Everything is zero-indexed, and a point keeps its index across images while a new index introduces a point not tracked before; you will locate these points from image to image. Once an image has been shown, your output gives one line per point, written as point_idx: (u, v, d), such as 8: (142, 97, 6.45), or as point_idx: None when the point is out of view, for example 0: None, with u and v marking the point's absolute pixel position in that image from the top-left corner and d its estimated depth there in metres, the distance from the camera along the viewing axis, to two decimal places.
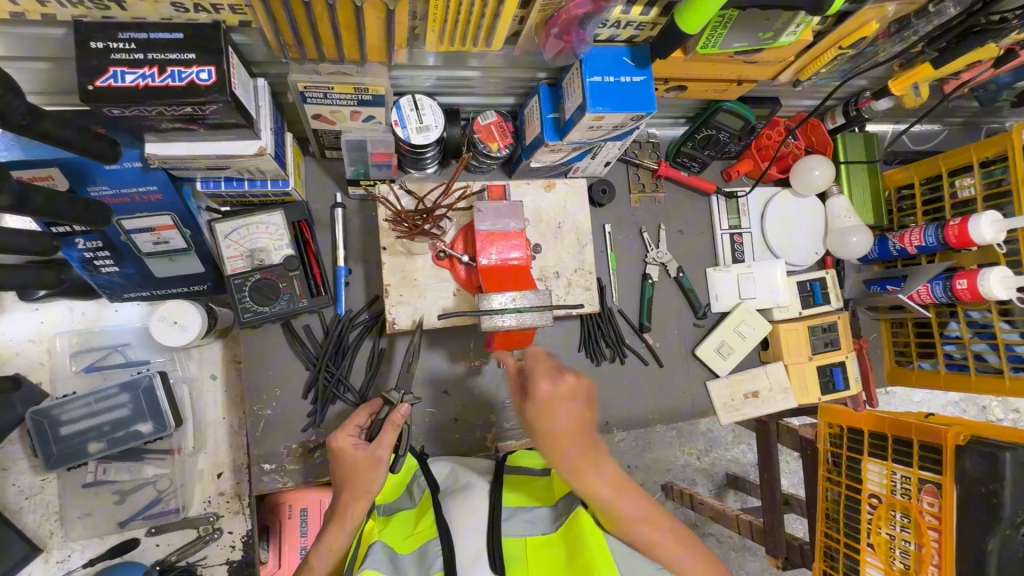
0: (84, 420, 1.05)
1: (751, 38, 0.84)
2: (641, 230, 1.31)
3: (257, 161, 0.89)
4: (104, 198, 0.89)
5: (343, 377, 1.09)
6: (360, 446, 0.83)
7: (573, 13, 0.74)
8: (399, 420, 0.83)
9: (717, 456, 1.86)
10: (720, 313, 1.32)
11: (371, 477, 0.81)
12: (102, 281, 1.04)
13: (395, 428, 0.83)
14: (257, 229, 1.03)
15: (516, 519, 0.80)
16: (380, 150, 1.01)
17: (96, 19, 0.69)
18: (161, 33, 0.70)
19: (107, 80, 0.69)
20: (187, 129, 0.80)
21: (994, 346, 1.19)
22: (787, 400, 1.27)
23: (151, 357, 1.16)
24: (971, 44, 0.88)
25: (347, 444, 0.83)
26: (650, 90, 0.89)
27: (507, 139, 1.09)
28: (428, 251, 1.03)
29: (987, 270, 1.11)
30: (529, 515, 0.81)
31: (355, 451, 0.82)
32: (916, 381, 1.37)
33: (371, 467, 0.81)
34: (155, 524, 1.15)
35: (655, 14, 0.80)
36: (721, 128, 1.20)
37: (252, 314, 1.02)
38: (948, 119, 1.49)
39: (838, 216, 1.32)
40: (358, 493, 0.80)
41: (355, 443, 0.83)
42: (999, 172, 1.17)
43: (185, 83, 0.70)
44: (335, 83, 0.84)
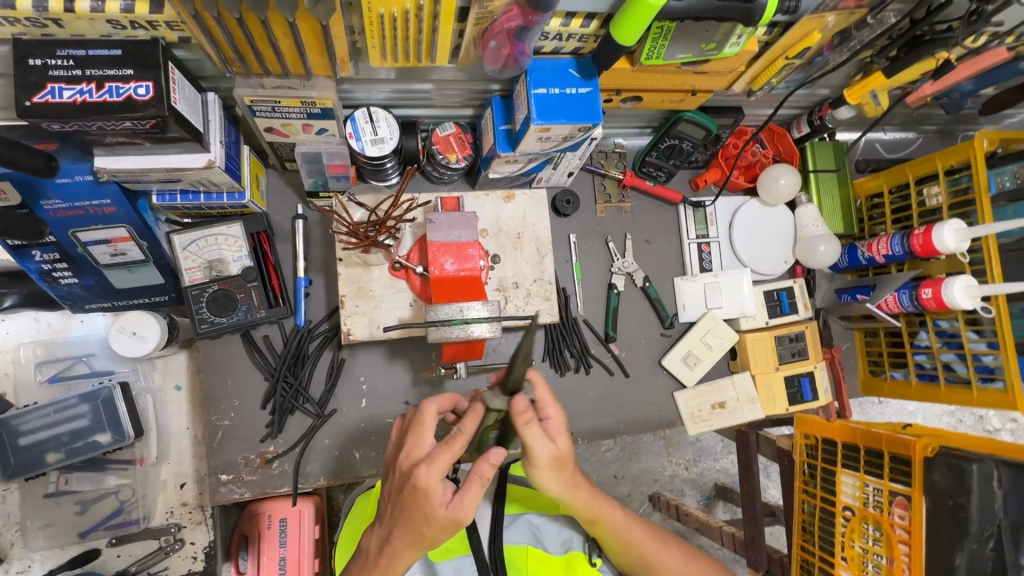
0: (42, 430, 1.06)
1: (694, 48, 0.84)
2: (607, 239, 1.31)
3: (207, 174, 0.90)
4: (58, 211, 0.90)
5: (302, 387, 1.10)
6: (445, 496, 0.69)
7: (505, 27, 0.75)
8: (485, 475, 0.68)
9: (705, 466, 1.83)
10: (688, 322, 1.32)
11: (439, 532, 0.70)
12: (62, 292, 1.05)
13: (481, 483, 0.69)
14: (216, 241, 1.04)
15: (518, 527, 0.90)
16: (336, 162, 1.03)
17: (34, 37, 0.70)
18: (100, 49, 0.71)
19: (45, 96, 0.70)
20: (133, 143, 0.81)
21: (962, 356, 1.17)
22: (754, 411, 1.26)
23: (115, 367, 1.17)
24: (918, 54, 0.89)
25: (434, 496, 0.68)
26: (596, 101, 0.89)
27: (466, 150, 1.09)
28: (384, 262, 1.03)
29: (952, 279, 1.10)
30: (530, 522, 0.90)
31: (439, 509, 0.68)
32: (888, 392, 1.35)
33: (450, 508, 0.68)
34: (117, 534, 1.15)
35: (596, 27, 0.81)
36: (683, 138, 1.20)
37: (208, 325, 1.03)
38: (922, 127, 1.48)
39: (806, 225, 1.31)
40: (420, 542, 0.71)
41: (443, 492, 0.68)
42: (964, 180, 1.16)
43: (123, 99, 0.71)
44: (282, 97, 0.85)
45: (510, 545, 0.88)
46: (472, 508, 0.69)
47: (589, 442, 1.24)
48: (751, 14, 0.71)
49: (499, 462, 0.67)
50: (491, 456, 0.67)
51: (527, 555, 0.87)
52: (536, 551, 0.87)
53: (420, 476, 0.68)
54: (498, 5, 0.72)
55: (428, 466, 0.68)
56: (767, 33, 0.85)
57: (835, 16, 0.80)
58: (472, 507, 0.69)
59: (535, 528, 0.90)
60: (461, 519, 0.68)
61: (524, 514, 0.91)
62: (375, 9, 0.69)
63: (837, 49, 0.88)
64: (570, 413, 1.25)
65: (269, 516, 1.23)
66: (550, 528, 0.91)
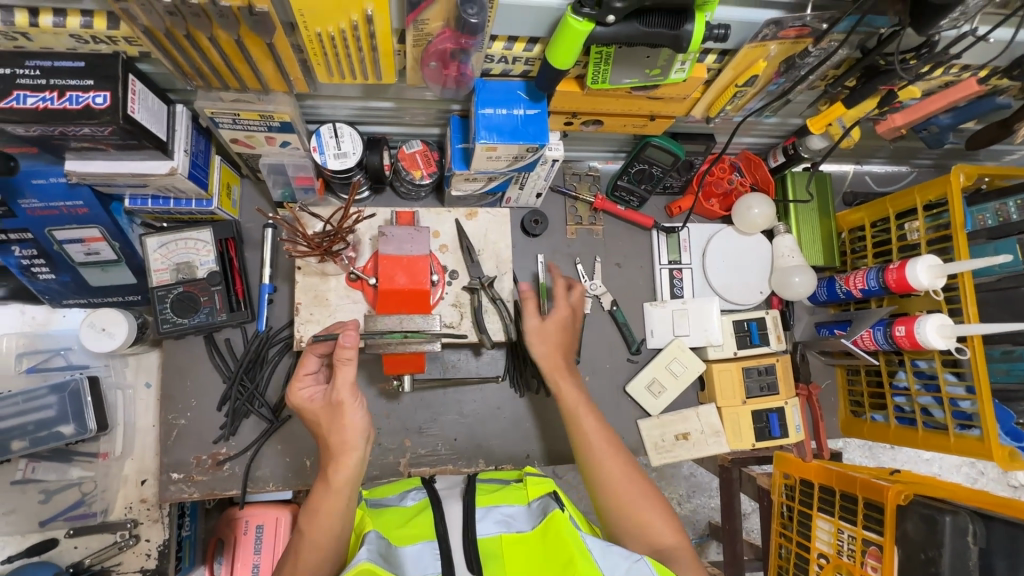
0: (12, 418, 1.12)
1: (639, 74, 0.84)
2: (575, 261, 1.31)
3: (172, 180, 0.95)
4: (34, 210, 0.96)
5: (258, 391, 1.12)
6: (318, 397, 0.88)
7: (442, 48, 0.78)
8: (349, 355, 0.84)
9: (699, 503, 1.75)
10: (656, 349, 1.29)
11: (332, 426, 0.84)
12: (41, 287, 1.12)
13: (348, 365, 0.84)
14: (186, 245, 1.09)
15: (488, 519, 0.82)
16: (302, 174, 1.08)
17: (8, 49, 0.76)
18: (64, 61, 0.77)
19: (10, 102, 0.75)
20: (97, 148, 0.86)
21: (939, 400, 1.11)
22: (719, 444, 1.23)
23: (89, 362, 1.21)
24: (874, 84, 0.87)
25: (304, 397, 0.88)
26: (544, 123, 0.90)
27: (431, 167, 1.12)
28: (340, 272, 1.05)
29: (925, 317, 1.05)
30: (502, 513, 0.83)
31: (314, 402, 0.87)
32: (868, 434, 1.29)
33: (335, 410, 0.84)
34: (76, 525, 1.18)
35: (539, 50, 0.82)
36: (652, 163, 1.20)
37: (171, 325, 1.08)
38: (915, 160, 1.43)
39: (782, 255, 1.28)
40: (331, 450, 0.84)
41: (313, 395, 0.88)
42: (944, 216, 1.11)
43: (81, 107, 0.76)
44: (240, 110, 0.89)
45: (482, 538, 0.79)
46: (346, 388, 0.84)
47: (547, 466, 1.22)
48: (680, 38, 0.71)
49: (353, 343, 0.84)
50: (346, 337, 0.85)
51: (500, 542, 0.79)
52: (509, 538, 0.79)
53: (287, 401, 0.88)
54: (433, 27, 0.74)
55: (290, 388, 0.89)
56: (715, 60, 0.85)
57: (777, 44, 0.80)
58: (349, 385, 0.85)
59: (507, 519, 0.83)
60: (340, 399, 0.84)
61: (495, 506, 0.84)
62: (312, 28, 0.73)
63: (786, 75, 0.88)
64: (527, 434, 1.23)
65: (245, 521, 1.38)
66: (523, 518, 0.83)
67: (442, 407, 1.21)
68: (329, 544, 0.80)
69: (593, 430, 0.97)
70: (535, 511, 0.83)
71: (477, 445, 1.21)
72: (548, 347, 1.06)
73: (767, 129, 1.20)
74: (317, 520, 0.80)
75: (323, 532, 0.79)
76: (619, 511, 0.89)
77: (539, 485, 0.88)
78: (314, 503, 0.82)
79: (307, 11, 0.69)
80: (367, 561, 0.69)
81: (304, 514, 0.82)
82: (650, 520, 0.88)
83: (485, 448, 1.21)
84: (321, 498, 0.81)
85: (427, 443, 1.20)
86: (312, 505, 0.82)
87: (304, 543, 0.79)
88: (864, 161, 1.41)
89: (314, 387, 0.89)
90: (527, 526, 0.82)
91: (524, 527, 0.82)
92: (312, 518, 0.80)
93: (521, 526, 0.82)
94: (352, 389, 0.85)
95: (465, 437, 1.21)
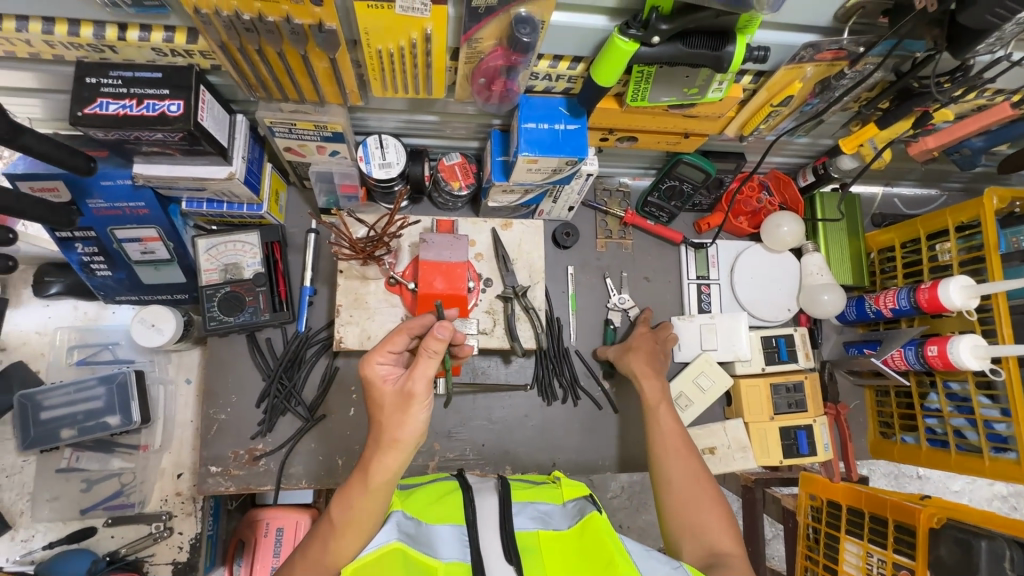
0: (63, 407, 1.17)
1: (677, 93, 0.87)
2: (604, 274, 1.33)
3: (228, 185, 1.01)
4: (100, 210, 1.02)
5: (295, 390, 1.16)
6: (391, 380, 0.79)
7: (492, 65, 0.83)
8: (437, 350, 0.74)
9: None
10: (683, 363, 1.30)
11: (393, 417, 0.76)
12: (97, 283, 1.17)
13: (433, 359, 0.75)
14: (234, 246, 1.14)
15: (525, 514, 0.86)
16: (347, 182, 1.13)
17: (94, 60, 0.83)
18: (144, 72, 0.83)
19: (93, 108, 0.81)
20: (165, 153, 0.92)
21: (974, 422, 1.10)
22: (746, 460, 1.22)
23: (136, 357, 1.27)
24: (907, 106, 0.89)
25: (377, 374, 0.79)
26: (583, 137, 0.94)
27: (469, 179, 1.16)
28: (381, 276, 1.09)
29: (958, 338, 1.05)
30: (539, 510, 0.87)
31: (384, 383, 0.79)
32: (898, 456, 1.27)
33: (402, 401, 0.76)
34: (114, 515, 1.22)
35: (582, 69, 0.87)
36: (683, 180, 1.23)
37: (217, 323, 1.12)
38: (944, 184, 1.44)
39: (811, 273, 1.29)
40: (384, 439, 0.76)
41: (385, 374, 0.80)
42: (977, 237, 1.11)
43: (157, 114, 0.82)
44: (297, 120, 0.95)
45: (520, 531, 0.83)
46: (422, 382, 0.75)
47: (572, 475, 1.23)
48: (721, 58, 0.75)
49: (446, 337, 0.73)
50: (437, 330, 0.74)
51: (538, 537, 0.83)
52: (546, 534, 0.83)
53: (359, 368, 0.80)
54: (486, 45, 0.79)
55: (366, 356, 0.81)
56: (751, 81, 0.89)
57: (813, 66, 0.83)
58: (427, 380, 0.75)
59: (542, 515, 0.86)
60: (412, 391, 0.75)
61: (531, 502, 0.88)
62: (374, 44, 0.78)
63: (820, 97, 0.91)
64: (554, 443, 1.24)
65: (266, 523, 1.37)
66: (557, 514, 0.87)
67: (470, 412, 1.24)
68: (352, 531, 0.79)
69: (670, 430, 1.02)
70: (571, 511, 0.86)
71: (503, 451, 1.23)
72: (637, 365, 1.14)
73: (797, 149, 1.23)
74: (348, 502, 0.79)
75: (348, 519, 0.79)
76: (682, 516, 0.92)
77: (574, 487, 0.91)
78: (349, 490, 0.79)
79: (372, 28, 0.74)
80: (396, 542, 0.75)
81: (341, 494, 0.80)
82: (707, 526, 0.90)
83: (512, 455, 1.23)
84: (356, 486, 0.78)
85: (456, 448, 1.22)
86: (348, 490, 0.79)
87: (336, 519, 0.80)
88: (893, 183, 1.42)
89: (392, 366, 0.81)
90: (563, 523, 0.85)
91: (560, 524, 0.85)
92: (346, 502, 0.78)
93: (557, 523, 0.85)
94: (428, 384, 0.76)
95: (493, 443, 1.23)
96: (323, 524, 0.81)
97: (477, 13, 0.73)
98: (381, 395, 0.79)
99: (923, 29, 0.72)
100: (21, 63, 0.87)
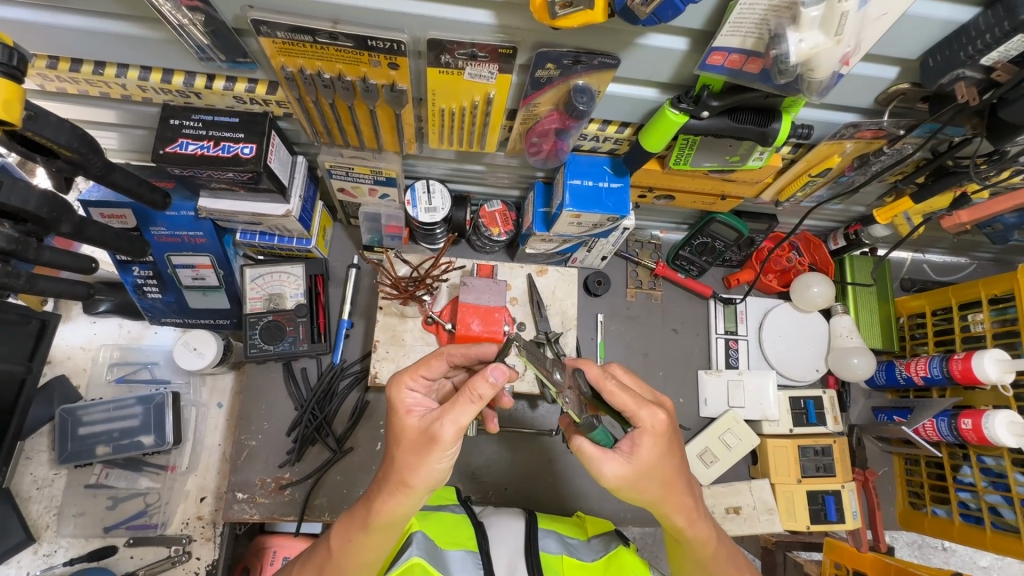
0: (100, 424, 1.21)
1: (719, 159, 0.91)
2: (633, 322, 1.36)
3: (284, 221, 1.06)
4: (162, 237, 1.07)
5: (326, 420, 1.18)
6: (416, 413, 0.72)
7: (547, 127, 0.88)
8: (482, 394, 0.65)
9: None
10: (710, 419, 1.30)
11: (411, 459, 0.69)
12: (147, 304, 1.22)
13: (472, 402, 0.66)
14: (280, 277, 1.18)
15: (554, 542, 0.91)
16: (393, 223, 1.18)
17: (179, 104, 0.90)
18: (222, 117, 0.90)
19: (174, 147, 0.87)
20: (231, 190, 0.98)
21: (1009, 499, 1.08)
22: (772, 522, 1.20)
23: (172, 378, 1.30)
24: (944, 183, 0.92)
25: (403, 401, 0.73)
26: (625, 196, 0.98)
27: (509, 226, 1.20)
28: (419, 315, 1.12)
29: (994, 412, 1.04)
30: (568, 542, 0.93)
31: (407, 416, 0.71)
32: (928, 529, 1.24)
33: (425, 443, 0.68)
34: (136, 535, 1.21)
35: (629, 133, 0.92)
36: (716, 237, 1.26)
37: (258, 350, 1.15)
38: (973, 254, 1.45)
39: (840, 336, 1.29)
40: (393, 479, 0.70)
41: (413, 405, 0.73)
42: (1011, 311, 1.11)
43: (231, 155, 0.88)
44: (355, 165, 1.00)
45: (544, 552, 0.89)
46: (452, 428, 0.67)
47: None
48: (766, 134, 0.79)
49: (493, 382, 0.65)
50: (489, 373, 0.65)
51: (562, 561, 0.88)
52: (571, 560, 0.88)
53: (387, 392, 0.74)
54: (542, 109, 0.84)
55: (396, 376, 0.76)
56: (790, 152, 0.93)
57: (851, 142, 0.87)
58: (458, 427, 0.67)
59: (567, 543, 0.92)
60: (437, 434, 0.66)
61: (558, 532, 0.94)
62: (439, 104, 0.83)
63: (858, 170, 0.95)
64: (577, 491, 1.24)
65: (274, 551, 1.25)
66: (582, 545, 0.93)
67: (496, 456, 1.24)
68: (348, 563, 0.76)
69: (682, 514, 0.76)
70: (597, 545, 0.92)
71: (524, 497, 1.22)
72: (651, 487, 0.72)
73: (831, 214, 1.27)
74: (348, 535, 0.75)
75: (344, 552, 0.76)
76: None
77: (598, 525, 0.98)
78: (352, 521, 0.76)
79: (440, 90, 0.80)
80: (415, 557, 0.78)
81: (343, 524, 0.77)
82: None
83: (533, 501, 1.22)
84: (358, 522, 0.74)
85: (479, 490, 1.22)
86: (351, 522, 0.76)
87: (333, 548, 0.76)
88: (923, 250, 1.44)
89: (422, 397, 0.74)
90: (587, 557, 0.91)
91: (585, 556, 0.90)
92: (346, 540, 0.75)
93: (582, 555, 0.91)
94: (458, 430, 0.67)
95: (515, 488, 1.23)
96: (322, 547, 0.79)
97: (540, 82, 0.78)
98: (403, 427, 0.71)
99: (964, 118, 0.77)
100: (110, 102, 0.94)
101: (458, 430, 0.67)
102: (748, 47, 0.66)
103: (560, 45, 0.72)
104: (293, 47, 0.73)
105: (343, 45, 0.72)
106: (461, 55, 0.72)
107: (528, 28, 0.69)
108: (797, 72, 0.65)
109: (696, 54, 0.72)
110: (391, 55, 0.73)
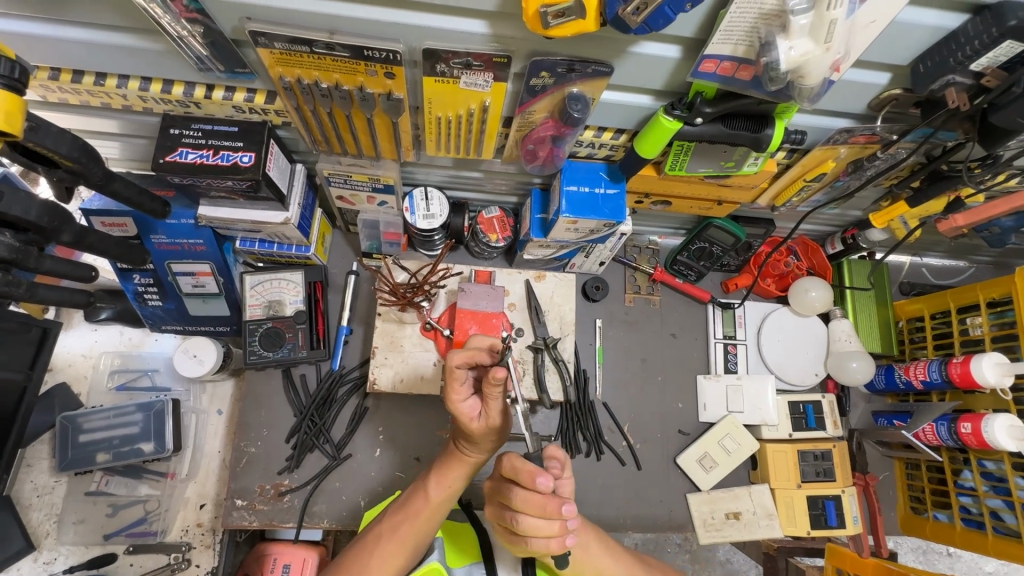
0: (101, 431, 1.21)
1: (714, 165, 0.91)
2: (631, 328, 1.36)
3: (283, 228, 1.07)
4: (161, 245, 1.08)
5: (325, 427, 1.19)
6: (475, 414, 0.73)
7: (543, 134, 0.89)
8: (502, 391, 0.69)
9: None
10: (709, 424, 1.30)
11: (490, 437, 0.76)
12: (147, 312, 1.23)
13: (501, 398, 0.70)
14: (279, 284, 1.19)
15: None
16: (392, 230, 1.19)
17: (179, 114, 0.91)
18: (221, 126, 0.91)
19: (173, 157, 0.88)
20: (230, 199, 0.98)
21: (1010, 504, 1.07)
22: (771, 528, 1.20)
23: (172, 385, 1.31)
24: (939, 187, 0.92)
25: (462, 413, 0.72)
26: (621, 202, 0.99)
27: (506, 232, 1.21)
28: (416, 322, 1.11)
29: (992, 416, 1.04)
30: None
31: (473, 424, 0.73)
32: (930, 534, 1.23)
33: (495, 428, 0.74)
34: (136, 542, 1.21)
35: (624, 139, 0.93)
36: (713, 242, 1.26)
37: (257, 357, 1.15)
38: (972, 257, 1.45)
39: (839, 340, 1.29)
40: (482, 446, 0.77)
41: (470, 410, 0.73)
42: (1010, 314, 1.11)
43: (230, 164, 0.89)
44: (353, 172, 1.01)
45: (542, 560, 0.87)
46: (505, 412, 0.73)
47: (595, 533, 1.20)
48: (760, 140, 0.80)
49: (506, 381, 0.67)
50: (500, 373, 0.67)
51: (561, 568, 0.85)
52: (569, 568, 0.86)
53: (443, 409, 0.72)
54: (538, 117, 0.85)
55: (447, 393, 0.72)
56: (785, 157, 0.93)
57: (845, 147, 0.88)
58: (507, 410, 0.73)
59: None
60: (499, 423, 0.73)
61: None
62: (435, 112, 0.84)
63: (853, 175, 0.96)
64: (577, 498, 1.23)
65: (275, 558, 1.24)
66: None
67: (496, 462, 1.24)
68: (443, 507, 0.82)
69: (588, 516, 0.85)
70: None
71: None
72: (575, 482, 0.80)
73: (827, 218, 1.28)
74: (448, 483, 0.81)
75: (445, 497, 0.82)
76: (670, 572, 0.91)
77: None
78: (447, 469, 0.81)
79: (437, 98, 0.81)
80: (434, 562, 0.83)
81: (438, 474, 0.82)
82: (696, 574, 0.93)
83: None
84: (461, 471, 0.81)
85: (479, 496, 1.22)
86: (445, 470, 0.81)
87: (433, 497, 0.81)
88: (921, 253, 1.44)
89: (470, 402, 0.73)
90: None
91: None
92: (439, 486, 0.82)
93: None
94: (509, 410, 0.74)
95: None
96: (415, 496, 0.84)
97: (534, 90, 0.78)
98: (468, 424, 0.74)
99: (955, 123, 0.77)
100: (110, 112, 0.95)
101: (507, 413, 0.73)
102: (739, 54, 0.66)
103: (554, 54, 0.73)
104: (290, 58, 0.74)
105: (340, 55, 0.73)
106: (456, 64, 0.73)
107: (522, 37, 0.70)
108: (787, 79, 0.66)
109: (689, 62, 0.73)
110: (388, 65, 0.74)
